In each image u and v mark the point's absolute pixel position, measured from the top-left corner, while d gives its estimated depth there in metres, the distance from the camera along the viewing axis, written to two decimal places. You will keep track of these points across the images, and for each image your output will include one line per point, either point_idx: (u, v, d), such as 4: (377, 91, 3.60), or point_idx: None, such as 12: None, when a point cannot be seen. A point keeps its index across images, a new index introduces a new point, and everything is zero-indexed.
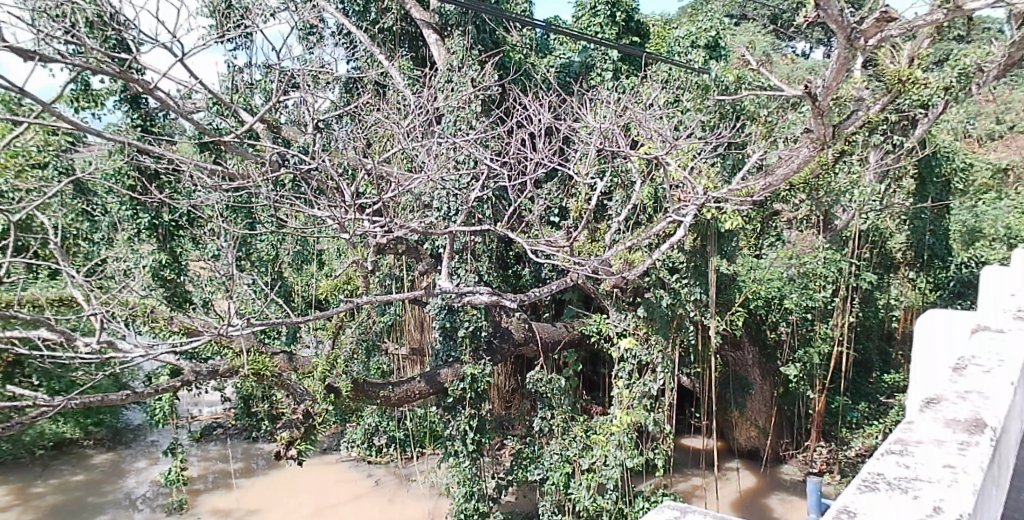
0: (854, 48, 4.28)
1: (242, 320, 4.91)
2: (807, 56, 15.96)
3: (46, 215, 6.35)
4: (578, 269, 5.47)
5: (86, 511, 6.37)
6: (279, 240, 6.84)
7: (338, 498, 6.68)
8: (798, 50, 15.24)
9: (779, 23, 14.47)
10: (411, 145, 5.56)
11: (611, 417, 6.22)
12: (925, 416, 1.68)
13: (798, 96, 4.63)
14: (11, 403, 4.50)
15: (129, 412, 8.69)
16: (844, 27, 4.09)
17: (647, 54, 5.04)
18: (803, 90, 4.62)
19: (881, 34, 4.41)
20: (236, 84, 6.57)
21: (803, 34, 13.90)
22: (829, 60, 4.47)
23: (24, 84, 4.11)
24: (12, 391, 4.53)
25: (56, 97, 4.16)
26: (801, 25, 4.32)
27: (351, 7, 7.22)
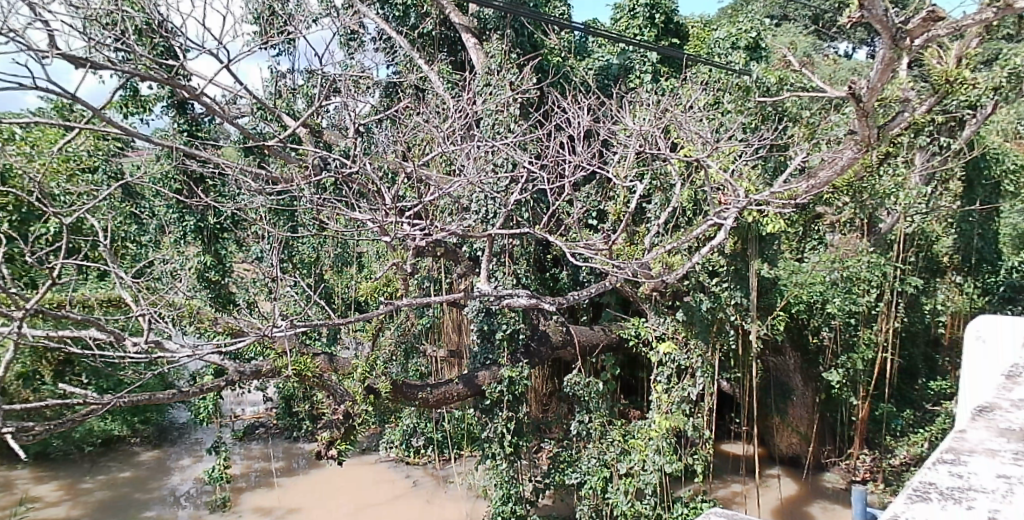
0: (900, 47, 4.18)
1: (286, 321, 4.94)
2: (851, 56, 15.66)
3: (98, 218, 6.53)
4: (617, 273, 5.47)
5: (133, 508, 6.50)
6: (320, 243, 6.94)
7: (376, 498, 6.69)
8: (842, 50, 14.93)
9: (821, 23, 14.24)
10: (451, 148, 5.60)
11: (649, 421, 6.23)
12: (988, 428, 1.57)
13: (842, 97, 4.59)
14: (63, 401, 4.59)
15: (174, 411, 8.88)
16: (889, 27, 4.03)
17: (689, 57, 4.94)
18: (847, 90, 4.59)
19: (928, 35, 4.36)
20: (279, 88, 6.66)
21: (845, 33, 13.66)
22: (873, 60, 4.38)
23: (76, 90, 4.28)
24: (63, 388, 4.61)
25: (106, 104, 4.28)
26: (845, 24, 4.24)
27: (391, 12, 7.30)
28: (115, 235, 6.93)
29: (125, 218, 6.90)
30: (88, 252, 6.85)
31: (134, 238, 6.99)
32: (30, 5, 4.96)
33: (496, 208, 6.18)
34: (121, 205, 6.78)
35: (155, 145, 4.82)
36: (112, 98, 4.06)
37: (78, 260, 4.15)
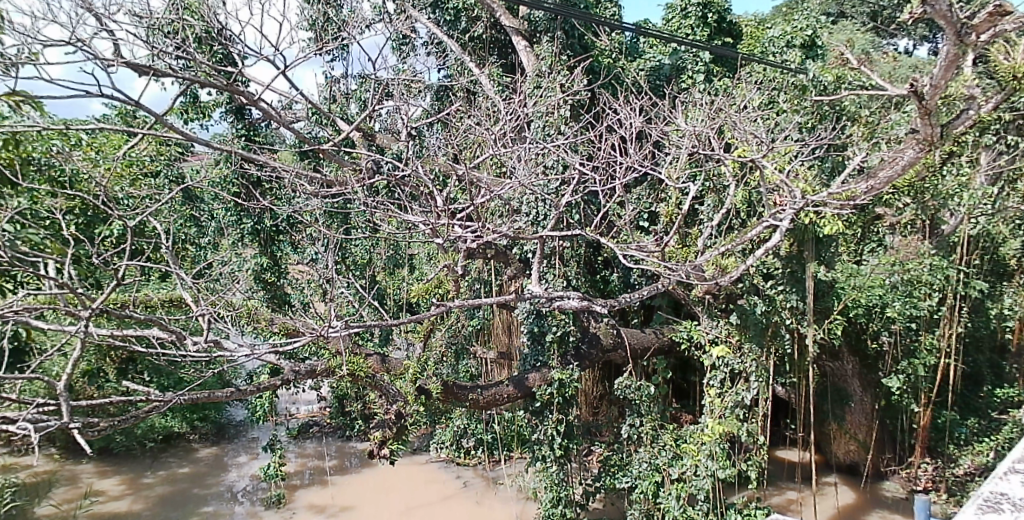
0: (965, 44, 4.04)
1: (342, 321, 5.01)
2: (911, 53, 15.21)
3: (161, 220, 6.74)
4: (669, 275, 5.43)
5: (192, 502, 6.68)
6: (372, 245, 7.04)
7: (427, 498, 6.72)
8: (903, 48, 14.49)
9: (880, 20, 13.88)
10: (502, 150, 5.62)
11: (701, 426, 6.14)
12: None
13: (903, 96, 4.42)
14: (126, 398, 4.70)
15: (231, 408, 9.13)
16: (954, 22, 3.86)
17: (742, 56, 5.05)
18: (908, 88, 4.43)
19: (995, 30, 4.15)
20: (333, 93, 6.77)
21: (905, 30, 13.27)
22: (937, 57, 4.24)
23: (140, 97, 4.44)
24: (126, 386, 4.72)
25: (166, 109, 4.40)
26: (906, 21, 4.09)
27: (443, 17, 7.39)
28: (176, 238, 7.17)
29: (186, 221, 7.12)
30: (151, 254, 7.08)
31: (195, 241, 7.19)
32: (97, 16, 5.16)
33: (547, 210, 6.18)
34: (182, 208, 7.02)
35: (213, 149, 4.94)
36: (174, 104, 4.20)
37: (141, 260, 4.26)
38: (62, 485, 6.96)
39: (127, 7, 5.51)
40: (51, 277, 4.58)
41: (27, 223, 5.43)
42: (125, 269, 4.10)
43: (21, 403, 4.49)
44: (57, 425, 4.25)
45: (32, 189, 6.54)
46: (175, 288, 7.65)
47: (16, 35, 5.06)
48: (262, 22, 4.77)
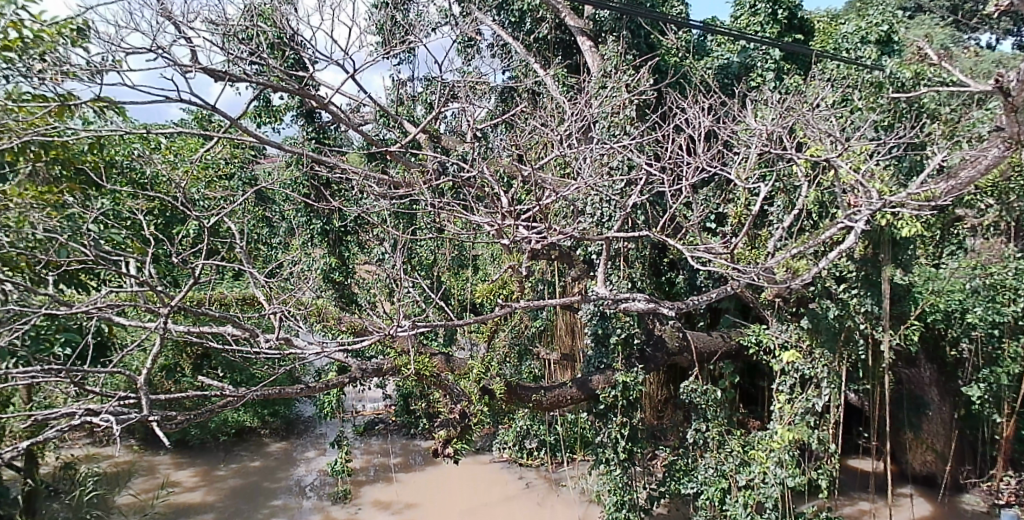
0: None
1: (409, 322, 5.02)
2: (994, 48, 14.63)
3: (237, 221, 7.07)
4: (738, 278, 5.33)
5: (262, 495, 6.87)
6: (437, 246, 7.16)
7: (491, 498, 6.75)
8: (986, 43, 13.94)
9: (961, 14, 13.34)
10: (568, 151, 5.62)
11: (770, 432, 6.03)
12: None
13: (988, 92, 4.20)
14: (203, 393, 4.77)
15: (300, 404, 9.41)
16: None
17: (813, 51, 4.96)
18: (993, 84, 4.20)
19: None
20: (400, 96, 6.88)
21: (988, 24, 12.74)
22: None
23: (216, 101, 4.60)
24: (204, 381, 4.79)
25: (242, 114, 4.59)
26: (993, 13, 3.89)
27: (508, 18, 7.45)
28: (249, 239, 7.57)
29: (258, 222, 7.62)
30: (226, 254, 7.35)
31: (265, 242, 7.71)
32: (176, 24, 5.35)
33: (612, 211, 6.16)
34: (255, 210, 7.53)
35: (285, 151, 5.12)
36: (246, 108, 4.33)
37: (216, 260, 4.30)
38: (141, 475, 7.25)
39: (204, 15, 5.70)
40: (134, 275, 4.77)
41: (112, 223, 5.72)
42: (202, 268, 4.19)
43: (102, 395, 4.79)
44: (138, 417, 4.39)
45: (115, 191, 6.88)
46: (248, 288, 7.83)
47: (101, 43, 5.30)
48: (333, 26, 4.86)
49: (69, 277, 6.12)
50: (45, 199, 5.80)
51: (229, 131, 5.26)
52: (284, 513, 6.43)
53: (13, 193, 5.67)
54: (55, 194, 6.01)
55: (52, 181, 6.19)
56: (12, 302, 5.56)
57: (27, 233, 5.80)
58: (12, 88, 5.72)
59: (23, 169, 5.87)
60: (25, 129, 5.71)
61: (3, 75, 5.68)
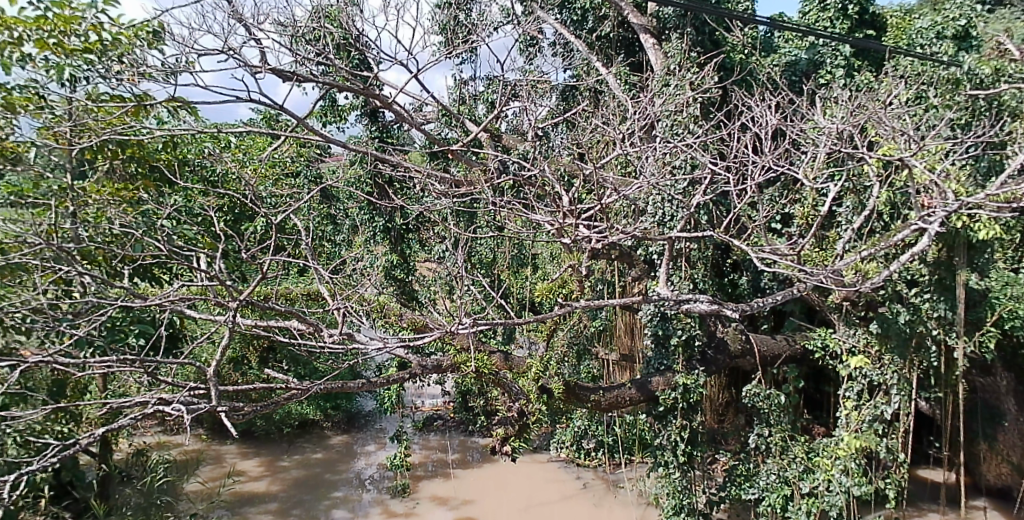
0: None
1: (469, 319, 4.90)
2: None
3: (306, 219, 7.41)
4: (805, 280, 5.16)
5: (324, 486, 7.02)
6: (497, 244, 7.24)
7: (548, 497, 6.76)
8: None
9: None
10: (631, 149, 5.58)
11: (835, 439, 5.93)
12: None
13: None
14: (269, 386, 4.84)
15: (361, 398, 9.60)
16: None
17: (887, 47, 4.74)
18: None
19: None
20: (463, 96, 6.97)
21: None
22: None
23: (285, 101, 4.71)
24: (269, 374, 4.85)
25: (308, 114, 4.70)
26: None
27: (570, 17, 7.49)
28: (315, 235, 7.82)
29: (323, 219, 7.81)
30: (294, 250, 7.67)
31: (329, 239, 7.80)
32: (247, 26, 5.50)
33: (674, 210, 6.17)
34: (320, 207, 7.74)
35: (350, 150, 5.24)
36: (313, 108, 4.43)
37: (284, 257, 4.33)
38: (209, 463, 7.52)
39: (273, 17, 5.85)
40: (205, 269, 4.85)
41: (185, 219, 5.94)
42: (269, 264, 4.26)
43: (174, 385, 4.88)
44: (208, 407, 4.51)
45: (186, 188, 7.14)
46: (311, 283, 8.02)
47: (175, 45, 5.47)
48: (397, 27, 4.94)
49: (143, 271, 6.35)
50: (120, 195, 6.11)
51: (295, 130, 5.40)
52: (345, 504, 6.57)
53: (93, 190, 6.04)
54: (131, 191, 6.29)
55: (128, 179, 6.43)
56: (92, 295, 5.83)
57: (105, 229, 6.07)
58: (92, 88, 5.99)
59: (102, 167, 6.12)
60: (104, 128, 5.94)
61: (84, 77, 5.96)
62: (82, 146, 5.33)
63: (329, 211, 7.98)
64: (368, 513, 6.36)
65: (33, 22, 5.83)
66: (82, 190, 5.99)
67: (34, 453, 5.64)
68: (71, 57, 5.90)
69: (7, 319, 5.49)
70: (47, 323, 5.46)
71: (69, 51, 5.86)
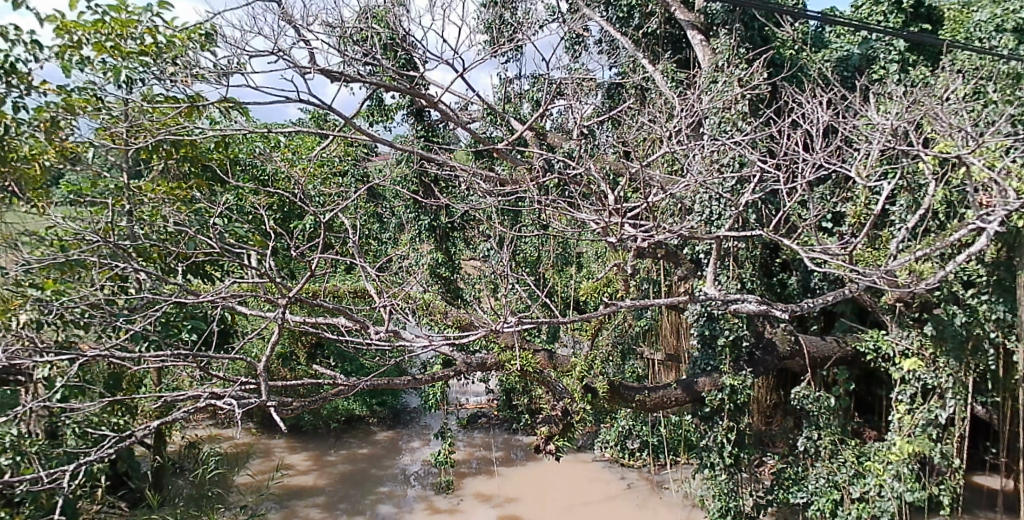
0: None
1: (515, 318, 4.80)
2: None
3: (353, 218, 7.55)
4: (858, 280, 5.01)
5: (370, 481, 7.12)
6: (542, 243, 7.27)
7: (592, 497, 6.74)
8: None
9: None
10: (678, 146, 5.52)
11: (887, 443, 5.82)
12: None
13: None
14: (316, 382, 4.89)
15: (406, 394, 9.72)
16: None
17: (944, 40, 4.59)
18: None
19: None
20: (508, 94, 6.99)
21: None
22: None
23: (333, 101, 4.76)
24: (317, 370, 4.90)
25: (355, 113, 4.73)
26: None
27: (616, 14, 7.48)
28: (363, 233, 7.97)
29: (370, 217, 7.94)
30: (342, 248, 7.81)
31: (376, 237, 7.99)
32: (296, 28, 5.54)
33: (721, 208, 6.16)
34: (367, 205, 7.86)
35: (396, 149, 5.28)
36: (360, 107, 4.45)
37: (332, 256, 4.34)
38: (259, 456, 7.70)
39: (321, 19, 5.93)
40: (254, 267, 4.90)
41: (235, 217, 6.06)
42: (317, 262, 4.30)
43: (225, 380, 4.91)
44: (258, 402, 4.55)
45: (238, 187, 7.31)
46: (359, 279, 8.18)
47: (227, 47, 5.57)
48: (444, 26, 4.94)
49: (196, 268, 6.50)
50: (174, 194, 6.28)
51: (342, 130, 5.46)
52: (390, 500, 6.65)
53: (148, 189, 6.24)
54: (184, 190, 6.42)
55: (182, 178, 6.60)
56: (147, 290, 5.98)
57: (159, 226, 6.22)
58: (146, 90, 6.15)
59: (156, 166, 6.30)
60: (158, 129, 6.08)
61: (140, 79, 6.09)
62: (137, 146, 5.45)
63: (375, 210, 8.09)
64: (414, 509, 6.43)
65: (91, 26, 6.01)
66: (138, 189, 6.21)
67: (92, 444, 5.80)
68: (128, 60, 6.09)
69: (66, 313, 5.63)
70: (104, 319, 5.58)
71: (126, 54, 6.03)
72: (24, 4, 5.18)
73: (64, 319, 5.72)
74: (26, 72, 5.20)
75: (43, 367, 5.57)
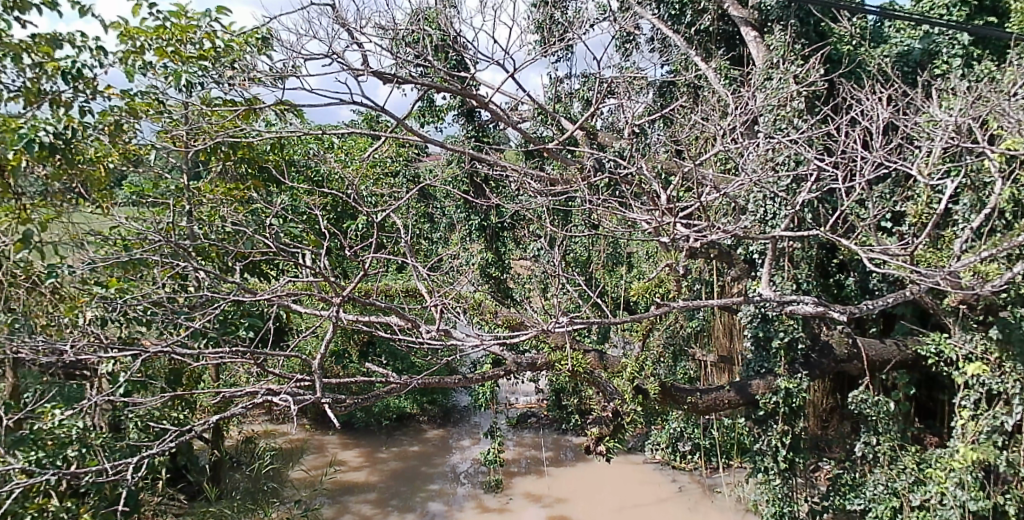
0: None
1: (567, 317, 4.72)
2: None
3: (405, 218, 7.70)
4: (920, 281, 4.85)
5: (420, 479, 7.20)
6: (593, 243, 7.30)
7: (642, 499, 6.69)
8: None
9: None
10: (732, 144, 5.43)
11: (950, 450, 5.61)
12: None
13: None
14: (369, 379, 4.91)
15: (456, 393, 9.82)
16: None
17: (1011, 31, 4.63)
18: None
19: None
20: (558, 94, 7.01)
21: None
22: None
23: (385, 102, 4.73)
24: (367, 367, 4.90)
25: (407, 113, 4.72)
26: None
27: (667, 11, 7.45)
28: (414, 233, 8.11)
29: (421, 217, 8.06)
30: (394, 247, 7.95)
31: (427, 237, 8.11)
32: (349, 30, 5.44)
33: (776, 207, 6.11)
34: (418, 205, 7.99)
35: (447, 150, 5.25)
36: (413, 107, 4.41)
37: (385, 255, 4.31)
38: (313, 452, 7.87)
39: (375, 21, 5.92)
40: (308, 265, 4.86)
41: (291, 218, 6.19)
42: (369, 261, 4.30)
43: (280, 377, 4.81)
44: (312, 399, 4.57)
45: (293, 187, 7.49)
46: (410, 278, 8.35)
47: (283, 51, 5.57)
48: (498, 25, 4.88)
49: (253, 267, 6.66)
50: (232, 195, 6.43)
51: (394, 131, 5.49)
52: (440, 497, 6.71)
53: (206, 190, 6.39)
54: (241, 191, 6.61)
55: (240, 179, 6.76)
56: (206, 289, 6.12)
57: (218, 227, 6.37)
58: (205, 94, 6.29)
59: (215, 168, 6.46)
60: (216, 132, 6.18)
61: (199, 83, 6.21)
62: (195, 148, 5.52)
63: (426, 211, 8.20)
64: (464, 507, 6.48)
65: (153, 32, 6.16)
66: (197, 190, 6.34)
67: (152, 438, 5.95)
68: (188, 65, 6.24)
69: (129, 310, 5.74)
70: (165, 316, 5.69)
71: (186, 58, 6.20)
72: (90, 11, 5.31)
73: (127, 316, 5.84)
74: (91, 77, 5.32)
75: (107, 363, 5.70)
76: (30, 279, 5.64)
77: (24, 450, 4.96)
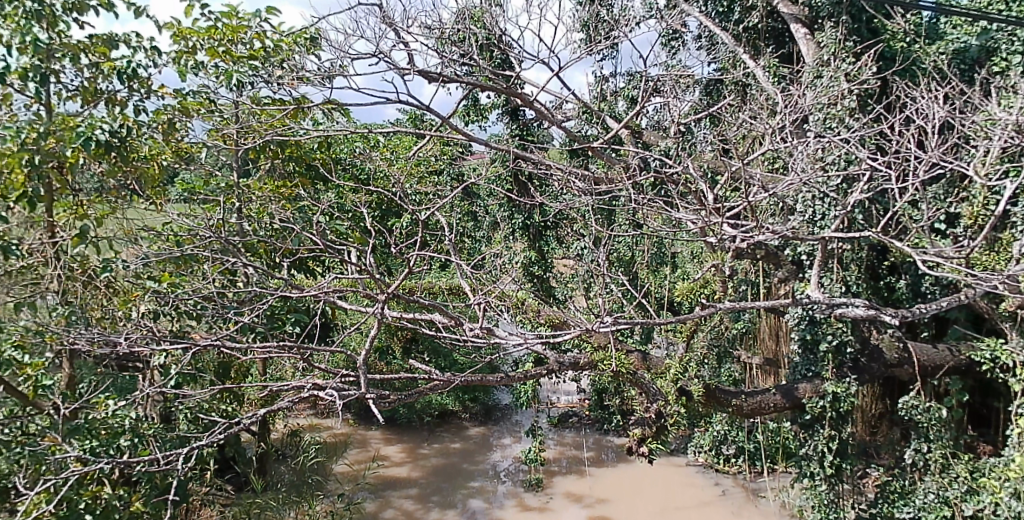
0: None
1: (613, 317, 4.67)
2: None
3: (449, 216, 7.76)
4: (977, 285, 4.65)
5: (460, 476, 7.24)
6: (637, 242, 7.28)
7: (685, 502, 6.64)
8: None
9: None
10: (782, 144, 5.33)
11: (1006, 459, 5.42)
12: None
13: None
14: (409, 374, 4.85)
15: (497, 391, 9.89)
16: None
17: None
18: None
19: None
20: (603, 93, 6.99)
21: None
22: None
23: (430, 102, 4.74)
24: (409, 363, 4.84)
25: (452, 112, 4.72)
26: None
27: (715, 10, 7.42)
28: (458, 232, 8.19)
29: (465, 216, 8.12)
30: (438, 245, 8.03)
31: (471, 235, 8.18)
32: (396, 30, 5.47)
33: (826, 207, 6.00)
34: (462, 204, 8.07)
35: (493, 149, 5.24)
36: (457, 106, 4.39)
37: (430, 253, 4.28)
38: (356, 447, 7.99)
39: (420, 21, 5.94)
40: (355, 261, 4.89)
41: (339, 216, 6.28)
42: (413, 259, 4.27)
43: (326, 371, 4.84)
44: (357, 394, 4.60)
45: (340, 185, 7.62)
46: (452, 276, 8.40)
47: (331, 51, 5.64)
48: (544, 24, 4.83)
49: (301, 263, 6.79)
50: (280, 192, 6.55)
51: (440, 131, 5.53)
52: (480, 495, 6.74)
53: (255, 187, 6.50)
54: (288, 188, 6.74)
55: (287, 176, 6.89)
56: (254, 284, 6.21)
57: (268, 223, 6.50)
58: (254, 93, 6.29)
59: (264, 166, 6.57)
60: (266, 130, 6.31)
61: (250, 82, 6.24)
62: (245, 147, 5.60)
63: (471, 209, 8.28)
64: (504, 505, 6.50)
65: (206, 32, 6.27)
66: (246, 187, 6.46)
67: (201, 430, 6.09)
68: (239, 65, 6.36)
69: (181, 305, 5.78)
70: (214, 310, 5.79)
71: (237, 58, 6.32)
72: (144, 12, 5.44)
73: (177, 310, 5.92)
74: (145, 76, 5.43)
75: (159, 355, 5.80)
76: (86, 273, 5.65)
77: (79, 438, 5.07)
